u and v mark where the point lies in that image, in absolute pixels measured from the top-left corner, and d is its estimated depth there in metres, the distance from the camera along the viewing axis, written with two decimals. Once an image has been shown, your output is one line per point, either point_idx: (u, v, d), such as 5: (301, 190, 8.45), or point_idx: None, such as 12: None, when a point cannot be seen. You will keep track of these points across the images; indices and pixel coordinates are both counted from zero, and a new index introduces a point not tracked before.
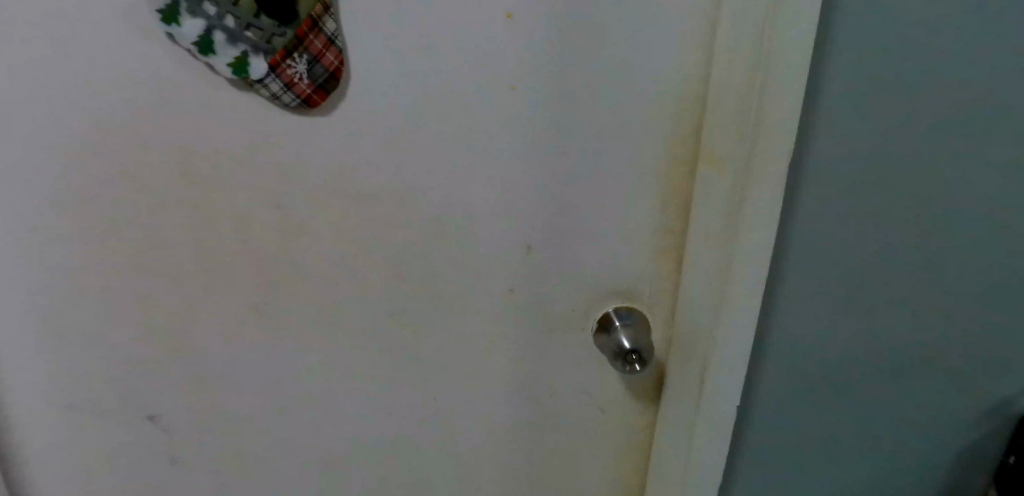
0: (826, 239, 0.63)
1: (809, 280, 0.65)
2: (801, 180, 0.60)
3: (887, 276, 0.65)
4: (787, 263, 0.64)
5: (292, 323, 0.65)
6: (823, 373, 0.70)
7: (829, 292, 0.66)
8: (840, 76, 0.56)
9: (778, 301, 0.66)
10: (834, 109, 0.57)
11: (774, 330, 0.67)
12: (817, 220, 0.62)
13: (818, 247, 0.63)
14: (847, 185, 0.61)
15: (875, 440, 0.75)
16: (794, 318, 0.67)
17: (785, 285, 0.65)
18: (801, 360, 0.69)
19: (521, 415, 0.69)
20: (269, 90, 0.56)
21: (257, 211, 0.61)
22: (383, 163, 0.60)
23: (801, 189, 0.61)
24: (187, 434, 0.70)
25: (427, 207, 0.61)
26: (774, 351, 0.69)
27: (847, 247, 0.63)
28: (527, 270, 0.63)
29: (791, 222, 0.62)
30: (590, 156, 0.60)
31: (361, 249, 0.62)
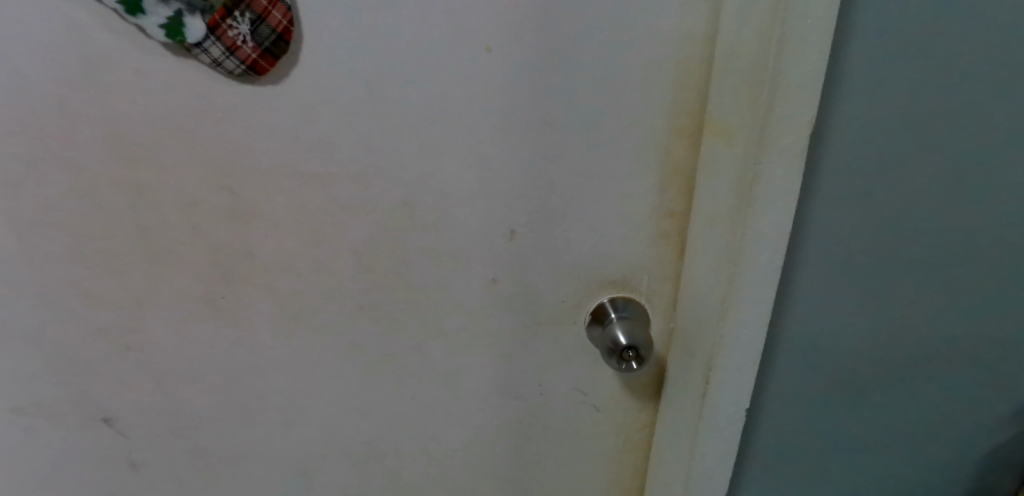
0: (848, 222, 0.55)
1: (826, 269, 0.57)
2: (823, 155, 0.52)
3: (911, 262, 0.58)
4: (801, 251, 0.56)
5: (254, 317, 0.58)
6: (843, 369, 0.63)
7: (847, 282, 0.58)
8: (873, 34, 0.48)
9: (790, 295, 0.58)
10: (860, 73, 0.49)
11: (790, 325, 0.60)
12: (839, 200, 0.54)
13: (838, 232, 0.55)
14: (872, 159, 0.53)
15: (897, 440, 0.69)
16: (809, 312, 0.59)
17: (799, 276, 0.57)
18: (819, 356, 0.62)
19: (509, 415, 0.63)
20: (209, 56, 0.50)
21: (207, 193, 0.55)
22: (347, 140, 0.53)
23: (824, 165, 0.52)
24: (147, 437, 0.63)
25: (398, 188, 0.55)
26: (783, 349, 0.61)
27: (871, 230, 0.56)
28: (511, 258, 0.57)
29: (811, 204, 0.54)
30: (580, 129, 0.53)
31: (326, 235, 0.56)
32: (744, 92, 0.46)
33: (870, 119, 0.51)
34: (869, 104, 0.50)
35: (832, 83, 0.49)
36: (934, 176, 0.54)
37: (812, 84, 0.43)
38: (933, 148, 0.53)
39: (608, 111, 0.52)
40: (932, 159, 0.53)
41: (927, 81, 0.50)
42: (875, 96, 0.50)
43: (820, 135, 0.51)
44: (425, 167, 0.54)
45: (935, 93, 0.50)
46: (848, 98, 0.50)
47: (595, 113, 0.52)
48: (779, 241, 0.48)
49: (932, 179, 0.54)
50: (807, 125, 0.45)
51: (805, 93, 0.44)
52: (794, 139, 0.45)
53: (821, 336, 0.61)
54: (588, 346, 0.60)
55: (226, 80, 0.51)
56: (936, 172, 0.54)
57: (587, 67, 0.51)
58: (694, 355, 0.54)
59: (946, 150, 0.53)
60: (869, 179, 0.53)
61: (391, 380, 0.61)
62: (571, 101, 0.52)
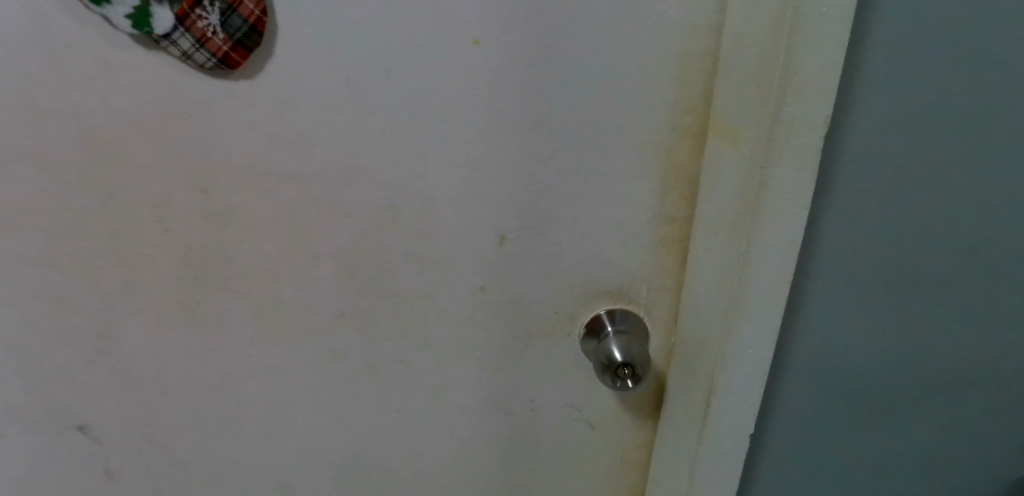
0: (867, 234, 0.50)
1: (843, 286, 0.52)
2: (840, 165, 0.47)
3: (937, 283, 0.52)
4: (813, 267, 0.50)
5: (231, 324, 0.56)
6: (864, 402, 0.57)
7: (865, 302, 0.53)
8: (896, 30, 0.43)
9: (798, 315, 0.53)
10: (881, 68, 0.44)
11: (802, 351, 0.54)
12: (857, 210, 0.49)
13: (857, 245, 0.50)
14: (893, 165, 0.47)
15: (928, 485, 0.62)
16: (823, 336, 0.53)
17: (812, 293, 0.52)
18: (836, 387, 0.56)
19: (498, 431, 0.59)
20: (178, 48, 0.47)
21: (180, 193, 0.52)
22: (325, 139, 0.50)
23: (840, 177, 0.47)
24: (122, 446, 0.60)
25: (380, 190, 0.51)
26: (793, 376, 0.56)
27: (894, 244, 0.50)
28: (501, 265, 0.53)
29: (826, 219, 0.49)
30: (574, 128, 0.49)
31: (304, 239, 0.53)
32: (752, 89, 0.42)
33: (892, 119, 0.46)
34: (891, 105, 0.45)
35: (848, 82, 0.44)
36: (965, 187, 0.49)
37: (828, 79, 0.39)
38: (965, 155, 0.47)
39: (604, 108, 0.48)
40: (961, 167, 0.48)
41: (957, 79, 0.45)
42: (903, 93, 0.45)
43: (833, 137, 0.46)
44: (408, 168, 0.50)
45: (966, 92, 0.45)
46: (865, 97, 0.45)
47: (591, 111, 0.48)
48: (788, 253, 0.44)
49: (961, 190, 0.49)
50: (822, 126, 0.40)
51: (819, 89, 0.39)
52: (807, 141, 0.40)
53: (837, 360, 0.55)
54: (582, 359, 0.56)
55: (198, 74, 0.48)
56: (967, 181, 0.48)
57: (582, 61, 0.47)
58: (696, 373, 0.50)
59: (977, 161, 0.48)
60: (892, 186, 0.48)
61: (374, 392, 0.58)
62: (565, 98, 0.48)
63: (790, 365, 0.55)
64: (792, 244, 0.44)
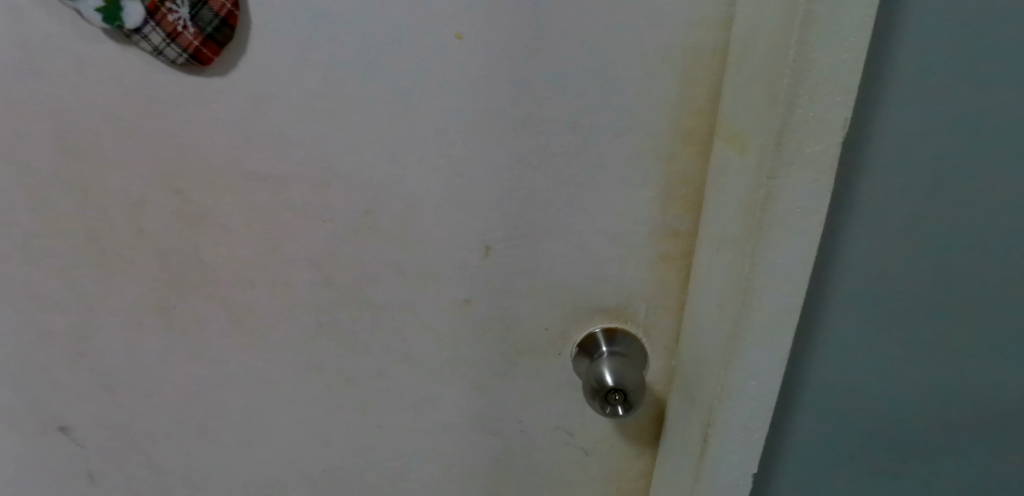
0: (897, 268, 0.42)
1: (867, 326, 0.44)
2: (872, 186, 0.40)
3: (986, 327, 0.44)
4: (836, 300, 0.43)
5: (208, 329, 0.54)
6: (897, 457, 0.49)
7: (900, 346, 0.45)
8: (950, 31, 0.35)
9: (812, 357, 0.46)
10: (918, 75, 0.36)
11: (824, 394, 0.47)
12: (883, 240, 0.41)
13: (886, 280, 0.43)
14: (932, 190, 0.40)
15: None
16: (848, 378, 0.46)
17: (830, 332, 0.45)
18: (864, 438, 0.49)
19: (484, 451, 0.56)
20: (150, 43, 0.45)
21: (154, 193, 0.50)
22: (301, 139, 0.47)
23: (871, 200, 0.40)
24: (103, 448, 0.59)
25: (358, 194, 0.48)
26: (807, 422, 0.49)
27: (931, 280, 0.43)
28: (486, 277, 0.49)
29: (854, 248, 0.42)
30: (565, 131, 0.45)
31: (280, 245, 0.50)
32: (761, 89, 0.36)
33: (932, 136, 0.38)
34: (935, 118, 0.38)
35: (878, 90, 0.37)
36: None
37: (849, 77, 0.33)
38: None
39: (599, 111, 0.44)
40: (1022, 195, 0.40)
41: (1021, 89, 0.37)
42: (949, 105, 0.37)
43: (855, 156, 0.39)
44: (387, 172, 0.47)
45: None
46: (898, 110, 0.37)
47: (584, 113, 0.44)
48: (800, 277, 0.38)
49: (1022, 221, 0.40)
50: (840, 132, 0.34)
51: (837, 89, 0.33)
52: (823, 149, 0.35)
53: (859, 410, 0.48)
54: (574, 380, 0.52)
55: (171, 69, 0.46)
56: None
57: (574, 57, 0.42)
58: (695, 404, 0.45)
59: None
60: (931, 214, 0.40)
61: (354, 406, 0.55)
62: (554, 99, 0.44)
63: (803, 411, 0.48)
64: (804, 265, 0.38)
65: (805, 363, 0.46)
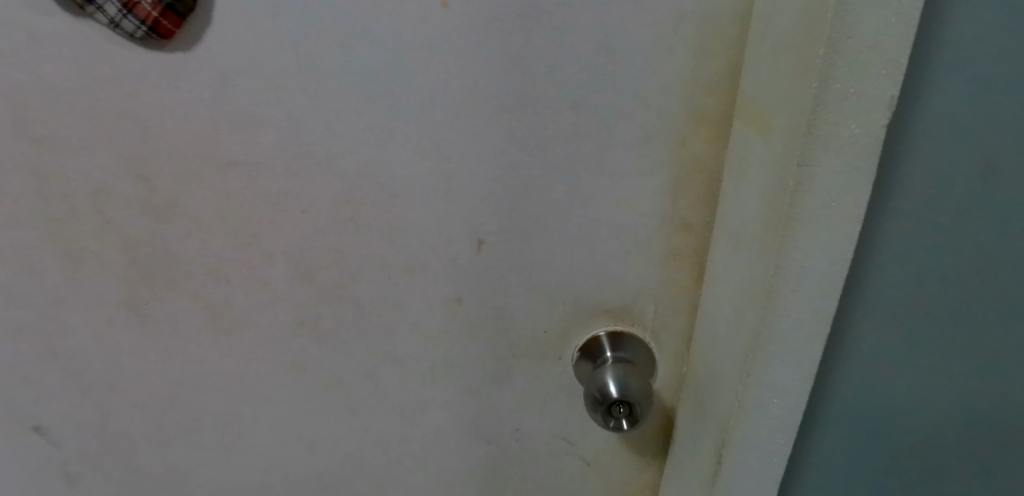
0: (959, 302, 0.35)
1: (922, 372, 0.37)
2: (922, 172, 0.32)
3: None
4: (875, 311, 0.36)
5: (183, 327, 0.50)
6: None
7: (955, 367, 0.37)
8: None
9: (848, 399, 0.39)
10: (983, 34, 0.29)
11: (859, 423, 0.39)
12: (944, 270, 0.34)
13: (935, 287, 0.35)
14: (1005, 211, 0.33)
15: None
16: (890, 405, 0.38)
17: (865, 352, 0.37)
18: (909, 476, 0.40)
19: (478, 460, 0.52)
20: (105, 15, 0.40)
21: (118, 183, 0.46)
22: (272, 121, 0.42)
23: (921, 188, 0.32)
24: (79, 450, 0.56)
25: (337, 183, 0.44)
26: (836, 457, 0.41)
27: (990, 296, 0.35)
28: (479, 274, 0.45)
29: (897, 248, 0.34)
30: (564, 112, 0.40)
31: (255, 238, 0.46)
32: (790, 62, 0.31)
33: (1005, 144, 0.31)
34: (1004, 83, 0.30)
35: (933, 50, 0.29)
36: None
37: (897, 45, 0.28)
38: None
39: (602, 88, 0.39)
40: None
41: None
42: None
43: (909, 168, 0.32)
44: (368, 157, 0.43)
45: None
46: (962, 111, 0.31)
47: (586, 92, 0.39)
48: (833, 281, 0.33)
49: None
50: (886, 110, 0.29)
51: (884, 59, 0.28)
52: (864, 131, 0.29)
53: (908, 466, 0.40)
54: (575, 386, 0.48)
55: (130, 44, 0.41)
56: None
57: (576, 28, 0.37)
58: (708, 421, 0.40)
59: None
60: (1001, 240, 0.33)
61: (338, 410, 0.51)
62: (552, 76, 0.39)
63: (840, 469, 0.41)
64: (840, 268, 0.33)
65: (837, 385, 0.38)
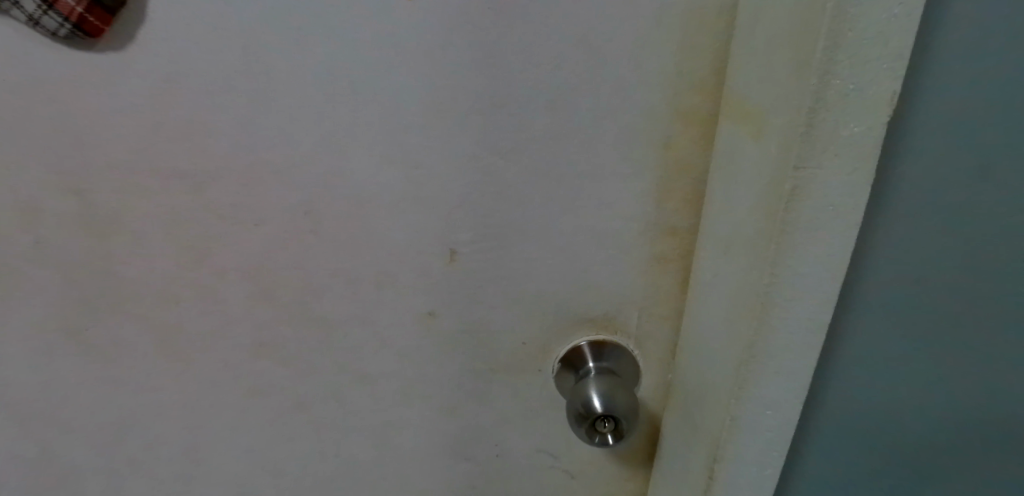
0: (951, 309, 0.34)
1: (914, 378, 0.37)
2: (921, 176, 0.31)
3: None
4: (869, 317, 0.35)
5: (131, 352, 0.46)
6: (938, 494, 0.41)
7: (945, 368, 0.36)
8: None
9: (839, 403, 0.38)
10: (986, 34, 0.27)
11: (851, 425, 0.39)
12: (937, 278, 0.33)
13: (928, 291, 0.34)
14: (1002, 218, 0.32)
15: None
16: (880, 407, 0.38)
17: (858, 357, 0.36)
18: (897, 473, 0.40)
19: (458, 478, 0.50)
20: (22, 11, 0.35)
21: (49, 199, 0.41)
22: (221, 128, 0.39)
23: (918, 191, 0.31)
24: (23, 486, 0.52)
25: (295, 192, 0.40)
26: (828, 458, 0.40)
27: (979, 299, 0.34)
28: (453, 285, 0.42)
29: (893, 253, 0.33)
30: (541, 113, 0.37)
31: (207, 254, 0.42)
32: (786, 57, 0.29)
33: (1006, 150, 0.30)
34: (1004, 85, 0.28)
35: (936, 51, 0.28)
36: None
37: (901, 39, 0.26)
38: None
39: (581, 87, 0.36)
40: None
41: None
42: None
43: (906, 170, 0.30)
44: (329, 164, 0.39)
45: None
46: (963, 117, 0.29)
47: (564, 91, 0.36)
48: (830, 288, 0.31)
49: None
50: (888, 107, 0.27)
51: (886, 54, 0.26)
52: (865, 130, 0.28)
53: (896, 464, 0.40)
54: (557, 398, 0.46)
55: (52, 43, 0.36)
56: None
57: (554, 21, 0.34)
58: (698, 433, 0.39)
59: None
60: (997, 246, 0.32)
61: (306, 434, 0.48)
62: (527, 75, 0.36)
63: (830, 472, 0.41)
64: (837, 274, 0.31)
65: (829, 390, 0.37)
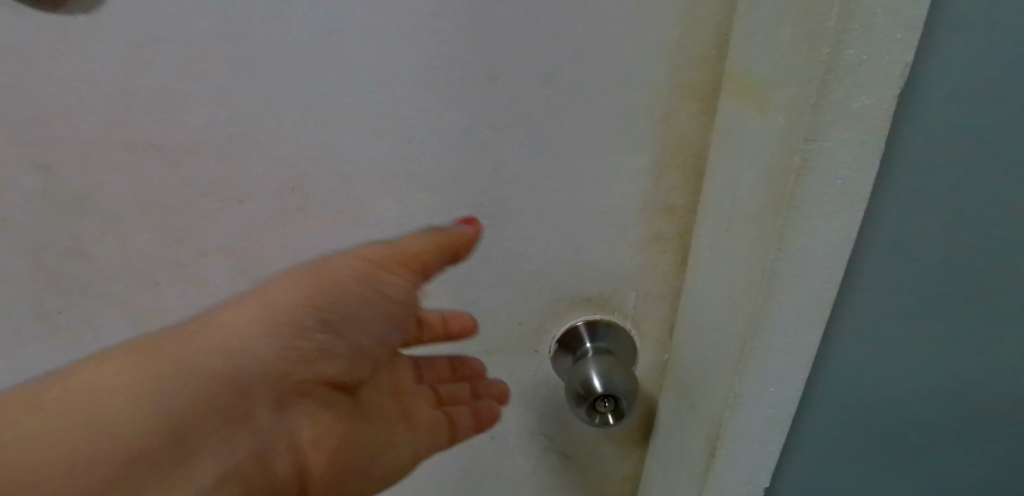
0: (946, 285, 0.34)
1: (906, 354, 0.37)
2: (925, 153, 0.30)
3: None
4: (868, 296, 0.34)
5: (108, 337, 0.44)
6: (923, 461, 0.42)
7: (937, 342, 0.37)
8: None
9: (836, 382, 0.38)
10: (1001, 6, 0.26)
11: (846, 402, 0.39)
12: (935, 255, 0.33)
13: (926, 268, 0.34)
14: (1002, 194, 0.32)
15: None
16: (874, 383, 0.38)
17: (855, 337, 0.36)
18: (886, 444, 0.41)
19: (450, 460, 0.49)
20: None
21: (11, 174, 0.38)
22: (197, 100, 0.36)
23: (922, 168, 0.30)
24: None
25: (280, 168, 0.38)
26: (822, 436, 0.40)
27: (972, 274, 0.34)
28: (447, 265, 0.41)
29: (894, 232, 0.32)
30: (537, 86, 0.36)
31: (187, 234, 0.41)
32: (793, 25, 0.27)
33: (1013, 125, 0.30)
34: (1010, 59, 0.28)
35: (947, 23, 0.27)
36: None
37: (914, 5, 0.25)
38: None
39: (579, 60, 0.35)
40: None
41: None
42: None
43: (910, 147, 0.30)
44: (316, 138, 0.37)
45: None
46: (974, 90, 0.29)
47: (562, 64, 0.35)
48: (834, 264, 0.31)
49: None
50: (898, 78, 0.27)
51: (899, 23, 0.25)
52: (875, 102, 0.27)
53: (885, 435, 0.40)
54: (551, 378, 0.46)
55: (6, 3, 0.33)
56: None
57: None
58: (697, 412, 0.39)
59: None
60: (994, 221, 0.32)
61: None
62: (523, 46, 0.34)
63: (824, 449, 0.41)
64: (842, 249, 0.31)
65: (827, 371, 0.37)
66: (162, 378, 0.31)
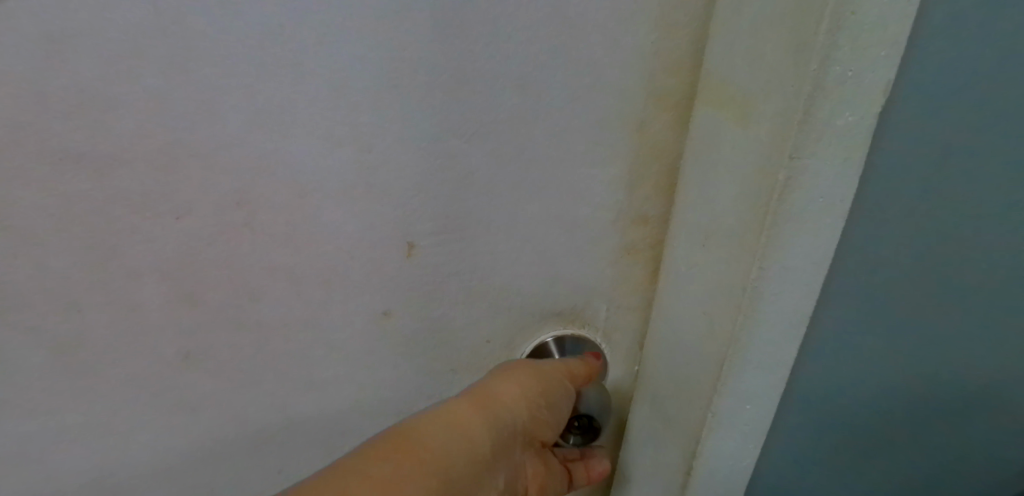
0: (912, 299, 0.35)
1: (872, 366, 0.37)
2: (901, 171, 0.30)
3: (986, 325, 0.37)
4: (840, 311, 0.34)
5: (27, 366, 0.39)
6: (881, 464, 0.43)
7: (901, 354, 0.37)
8: None
9: (806, 397, 0.38)
10: (980, 27, 0.26)
11: (815, 414, 0.39)
12: (903, 271, 0.33)
13: (895, 283, 0.34)
14: (968, 210, 0.32)
15: None
16: (841, 395, 0.38)
17: (826, 351, 0.36)
18: (848, 450, 0.42)
19: None
20: None
21: None
22: (126, 105, 0.32)
23: (897, 185, 0.30)
24: None
25: (223, 180, 0.35)
26: (790, 448, 0.40)
27: (936, 289, 0.35)
28: (410, 281, 0.39)
29: (867, 249, 0.32)
30: (507, 95, 0.34)
31: (117, 253, 0.36)
32: (776, 38, 0.27)
33: (983, 144, 0.30)
34: (985, 80, 0.28)
35: (928, 43, 0.26)
36: None
37: (899, 23, 0.24)
38: None
39: (552, 68, 0.33)
40: None
41: None
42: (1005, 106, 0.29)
43: (887, 166, 0.29)
44: (264, 148, 0.34)
45: None
46: (959, 103, 0.28)
47: (533, 72, 0.33)
48: (811, 280, 0.31)
49: None
50: (881, 96, 0.26)
51: (885, 41, 0.24)
52: (858, 120, 0.26)
53: (848, 442, 0.41)
54: None
55: None
56: None
57: None
58: (671, 428, 0.38)
59: None
60: (959, 237, 0.33)
61: (251, 434, 0.45)
62: (493, 53, 0.32)
63: (791, 460, 0.41)
64: (821, 265, 0.30)
65: (799, 384, 0.37)
66: (455, 427, 0.35)
